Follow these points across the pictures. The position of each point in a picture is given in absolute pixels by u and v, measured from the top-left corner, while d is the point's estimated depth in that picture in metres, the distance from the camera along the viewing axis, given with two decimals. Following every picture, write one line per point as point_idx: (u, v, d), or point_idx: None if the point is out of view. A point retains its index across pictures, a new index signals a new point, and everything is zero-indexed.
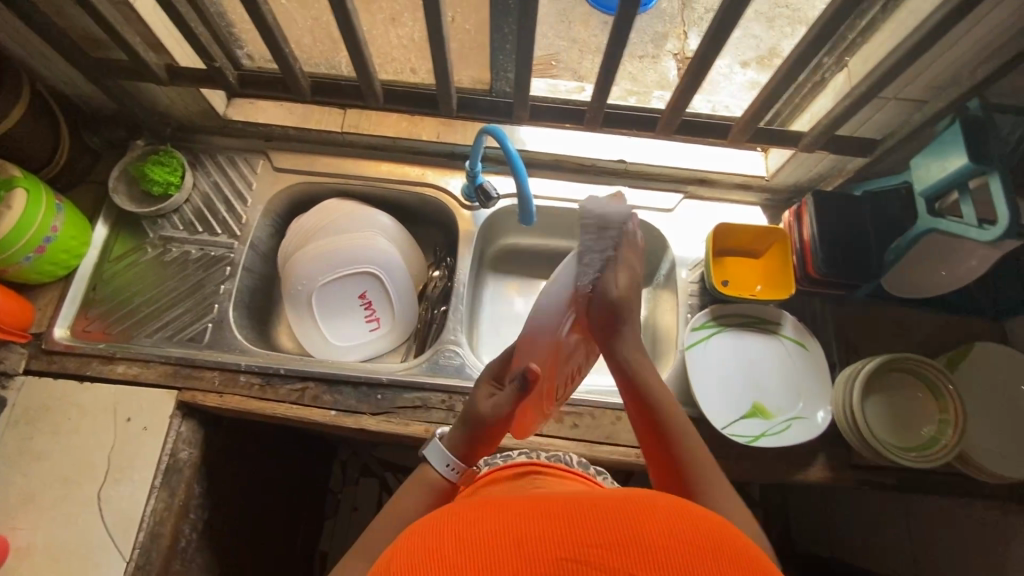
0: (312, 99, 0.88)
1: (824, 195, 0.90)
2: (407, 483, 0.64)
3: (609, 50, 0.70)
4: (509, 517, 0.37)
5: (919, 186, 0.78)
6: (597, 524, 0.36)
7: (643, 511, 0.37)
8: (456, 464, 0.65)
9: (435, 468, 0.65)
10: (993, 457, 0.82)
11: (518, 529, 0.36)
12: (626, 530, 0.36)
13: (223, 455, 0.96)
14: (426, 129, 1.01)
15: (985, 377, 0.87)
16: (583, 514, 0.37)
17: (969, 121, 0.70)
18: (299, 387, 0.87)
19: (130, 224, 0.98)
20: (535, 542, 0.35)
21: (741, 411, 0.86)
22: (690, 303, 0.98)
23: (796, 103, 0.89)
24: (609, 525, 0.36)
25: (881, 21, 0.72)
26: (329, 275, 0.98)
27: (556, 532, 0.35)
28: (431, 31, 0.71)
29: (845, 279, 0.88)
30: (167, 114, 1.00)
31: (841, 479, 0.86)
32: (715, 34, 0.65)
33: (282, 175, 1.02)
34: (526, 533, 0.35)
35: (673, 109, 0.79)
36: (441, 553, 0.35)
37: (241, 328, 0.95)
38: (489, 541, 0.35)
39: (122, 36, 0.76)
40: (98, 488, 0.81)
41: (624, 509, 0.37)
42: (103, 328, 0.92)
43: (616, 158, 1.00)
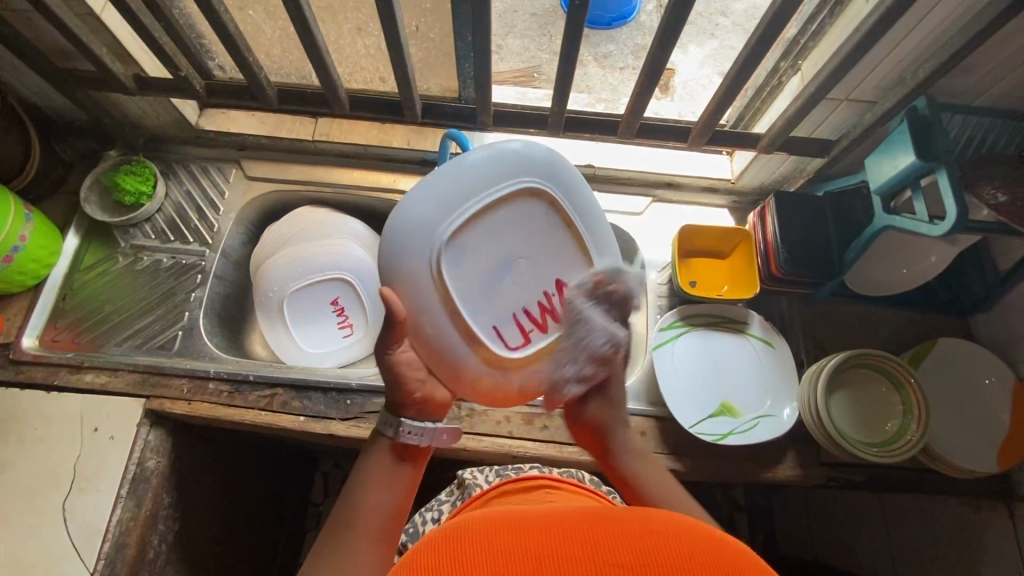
0: (280, 107, 0.90)
1: (785, 196, 0.91)
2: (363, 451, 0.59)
3: (563, 54, 0.72)
4: (532, 536, 0.36)
5: (874, 185, 0.80)
6: (614, 540, 0.35)
7: (667, 534, 0.35)
8: (389, 420, 0.58)
9: (380, 433, 0.58)
10: (958, 451, 0.82)
11: (539, 547, 0.35)
12: (646, 549, 0.34)
13: (193, 464, 0.94)
14: (397, 136, 1.02)
15: (948, 373, 0.88)
16: (603, 530, 0.36)
17: (916, 120, 0.72)
18: (268, 392, 0.87)
19: (102, 234, 0.99)
20: (553, 557, 0.34)
21: (709, 410, 0.87)
22: (660, 304, 0.99)
23: (756, 107, 0.91)
24: (630, 545, 0.34)
25: (828, 25, 0.74)
26: (301, 282, 0.98)
27: (577, 548, 0.34)
28: (391, 38, 0.73)
29: (808, 278, 0.88)
30: (139, 125, 1.01)
31: (811, 477, 0.86)
32: (663, 37, 0.67)
33: (254, 184, 1.03)
34: (545, 550, 0.35)
35: (632, 112, 0.81)
36: (463, 556, 0.35)
37: (211, 335, 0.95)
38: (506, 551, 0.35)
39: (88, 46, 0.77)
40: (62, 499, 0.80)
41: (649, 531, 0.36)
42: (72, 337, 0.92)
43: (585, 163, 1.02)
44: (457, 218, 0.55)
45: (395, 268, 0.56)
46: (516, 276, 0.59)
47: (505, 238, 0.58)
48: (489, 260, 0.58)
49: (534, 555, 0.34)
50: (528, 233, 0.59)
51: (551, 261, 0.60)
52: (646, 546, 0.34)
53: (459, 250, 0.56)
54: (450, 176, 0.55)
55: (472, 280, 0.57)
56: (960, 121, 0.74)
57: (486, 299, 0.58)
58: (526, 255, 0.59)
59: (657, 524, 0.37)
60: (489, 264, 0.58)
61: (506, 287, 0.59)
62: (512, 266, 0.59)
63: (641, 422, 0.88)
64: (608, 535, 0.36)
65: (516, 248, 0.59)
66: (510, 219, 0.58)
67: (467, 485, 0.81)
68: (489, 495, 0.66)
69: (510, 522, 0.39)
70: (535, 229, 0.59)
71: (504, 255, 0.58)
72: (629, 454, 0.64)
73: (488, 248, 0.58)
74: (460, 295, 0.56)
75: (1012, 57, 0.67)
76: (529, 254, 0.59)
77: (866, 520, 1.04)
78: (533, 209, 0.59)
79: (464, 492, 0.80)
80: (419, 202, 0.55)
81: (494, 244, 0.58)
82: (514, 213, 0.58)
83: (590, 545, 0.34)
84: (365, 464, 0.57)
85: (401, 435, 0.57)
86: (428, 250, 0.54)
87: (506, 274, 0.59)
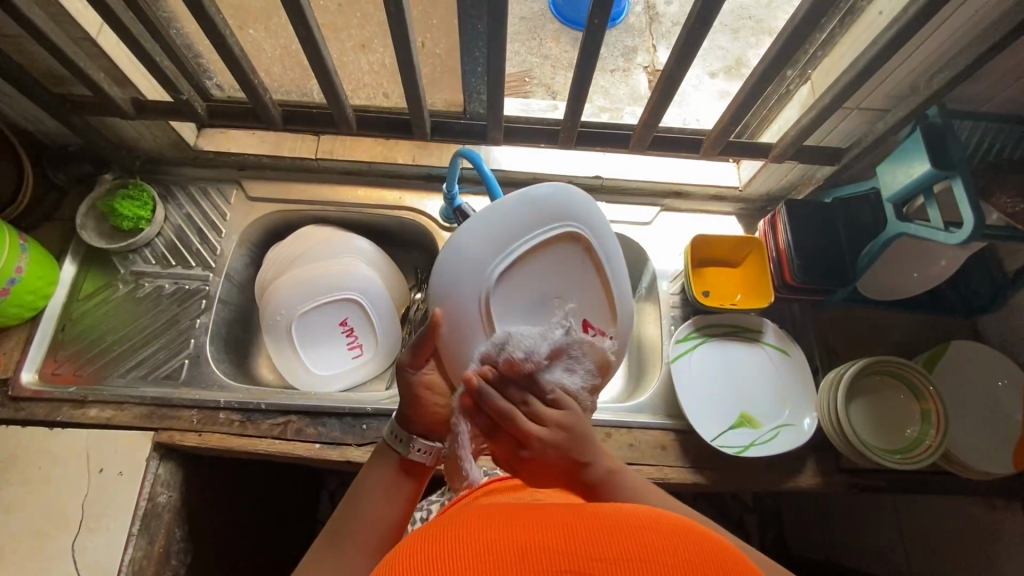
0: (284, 127, 0.88)
1: (796, 204, 0.91)
2: (370, 460, 0.57)
3: (579, 70, 0.71)
4: (516, 528, 0.37)
5: (887, 193, 0.80)
6: (599, 534, 0.36)
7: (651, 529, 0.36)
8: (401, 434, 0.56)
9: (388, 445, 0.57)
10: (977, 454, 0.83)
11: (523, 541, 0.35)
12: (631, 547, 0.34)
13: (202, 495, 0.92)
14: (401, 152, 1.01)
15: (962, 376, 0.89)
16: (587, 521, 0.37)
17: (931, 129, 0.72)
18: (281, 420, 0.85)
19: (100, 261, 0.96)
20: (539, 553, 0.34)
21: (729, 422, 0.87)
22: (673, 315, 0.98)
23: (764, 115, 0.91)
24: (616, 542, 0.35)
25: (839, 35, 0.74)
26: (309, 304, 0.96)
27: (563, 543, 0.35)
28: (401, 57, 0.71)
29: (822, 285, 0.88)
30: (135, 147, 0.98)
31: (831, 484, 0.86)
32: (680, 52, 0.66)
33: (256, 205, 1.01)
34: (530, 545, 0.35)
35: (645, 125, 0.80)
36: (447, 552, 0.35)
37: (218, 362, 0.93)
38: (492, 546, 0.35)
39: (85, 72, 0.74)
40: (70, 541, 0.77)
41: (634, 527, 0.36)
42: (73, 369, 0.89)
43: (592, 174, 1.01)
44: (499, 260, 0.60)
45: (446, 300, 0.62)
46: (550, 309, 0.63)
47: (545, 281, 0.63)
48: (529, 296, 0.62)
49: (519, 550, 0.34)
50: (559, 280, 0.63)
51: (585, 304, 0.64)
52: (632, 543, 0.35)
53: (499, 286, 0.61)
54: (500, 217, 0.61)
55: (509, 311, 0.61)
56: (969, 127, 0.75)
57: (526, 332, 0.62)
58: (564, 297, 0.63)
59: (623, 515, 0.38)
60: (526, 298, 0.62)
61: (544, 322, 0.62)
62: (547, 307, 0.63)
63: (661, 436, 0.87)
64: (589, 527, 0.36)
65: (556, 291, 0.63)
66: (545, 260, 0.62)
67: (455, 485, 0.81)
68: (478, 493, 0.63)
69: (491, 516, 0.39)
70: (572, 272, 0.63)
71: (543, 293, 0.63)
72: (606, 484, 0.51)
73: (529, 287, 0.62)
74: (500, 325, 0.61)
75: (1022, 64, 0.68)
76: (563, 298, 0.63)
77: (879, 521, 1.05)
78: (564, 251, 0.63)
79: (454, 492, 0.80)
80: (472, 238, 0.62)
81: (531, 283, 0.62)
82: (553, 257, 0.62)
83: (575, 540, 0.35)
84: (372, 474, 0.55)
85: (409, 451, 0.55)
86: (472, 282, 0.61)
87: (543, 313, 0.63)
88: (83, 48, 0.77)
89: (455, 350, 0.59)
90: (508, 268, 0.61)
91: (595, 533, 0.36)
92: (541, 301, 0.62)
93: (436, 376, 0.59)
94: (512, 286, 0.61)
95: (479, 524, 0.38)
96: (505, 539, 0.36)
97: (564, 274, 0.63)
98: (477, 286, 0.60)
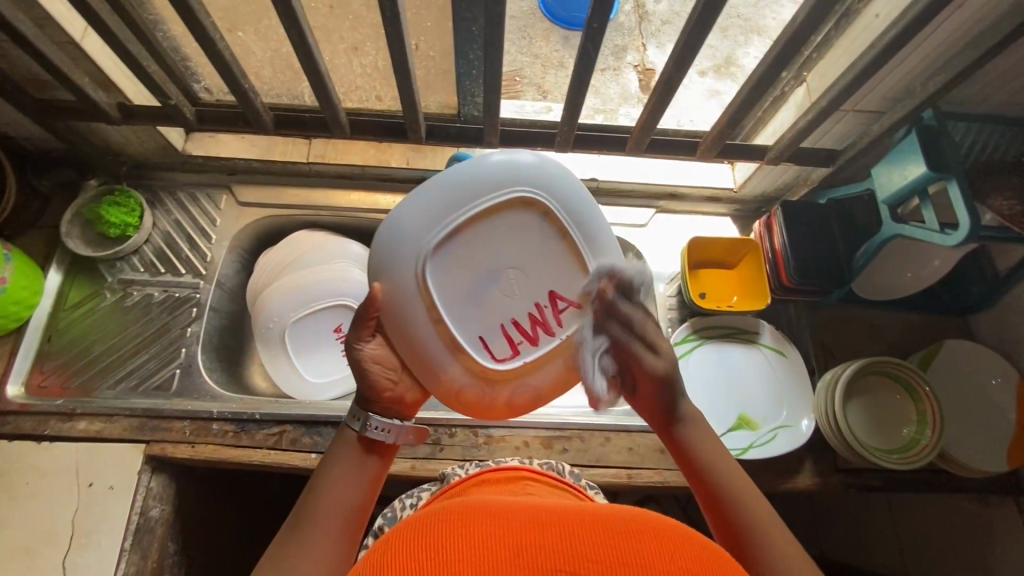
0: (276, 132, 0.86)
1: (792, 206, 0.91)
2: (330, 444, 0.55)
3: (577, 73, 0.70)
4: (515, 525, 0.36)
5: (881, 195, 0.80)
6: (597, 535, 0.35)
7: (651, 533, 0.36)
8: (357, 413, 0.55)
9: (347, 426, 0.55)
10: (971, 453, 0.84)
11: (521, 538, 0.35)
12: (626, 550, 0.34)
13: (195, 506, 0.90)
14: (395, 155, 0.99)
15: (956, 375, 0.89)
16: (585, 523, 0.37)
17: (926, 131, 0.73)
18: (276, 430, 0.84)
19: (87, 269, 0.94)
20: (535, 551, 0.34)
21: (727, 424, 0.87)
22: (670, 317, 0.98)
23: (759, 117, 0.91)
24: (612, 543, 0.34)
25: (835, 37, 0.75)
26: (302, 310, 0.95)
27: (561, 541, 0.35)
28: (396, 60, 0.70)
29: (818, 287, 0.89)
30: (121, 152, 0.96)
31: (830, 485, 0.86)
32: (679, 57, 0.66)
33: (247, 210, 0.99)
34: (527, 542, 0.34)
35: (642, 128, 0.80)
36: (444, 544, 0.35)
37: (210, 371, 0.91)
38: (490, 541, 0.35)
39: (70, 77, 0.72)
40: (61, 558, 0.75)
41: (633, 530, 0.36)
42: (61, 382, 0.86)
43: (587, 176, 1.01)
44: (441, 231, 0.55)
45: (384, 274, 0.56)
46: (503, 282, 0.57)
47: (495, 251, 0.57)
48: (476, 267, 0.57)
49: (515, 548, 0.34)
50: (513, 249, 0.57)
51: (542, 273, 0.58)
52: (629, 547, 0.34)
53: (442, 256, 0.55)
54: (446, 183, 0.55)
55: (454, 284, 0.56)
56: (963, 128, 0.75)
57: (472, 306, 0.57)
58: (519, 268, 0.58)
59: (624, 518, 0.37)
60: (474, 270, 0.57)
61: (497, 296, 0.57)
62: (499, 278, 0.57)
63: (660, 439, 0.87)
64: (586, 528, 0.36)
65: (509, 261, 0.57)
66: (496, 227, 0.57)
67: (447, 477, 0.77)
68: (463, 481, 0.61)
69: (492, 511, 0.39)
70: (526, 238, 0.58)
71: (493, 264, 0.57)
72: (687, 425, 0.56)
73: (476, 256, 0.57)
74: (444, 300, 0.56)
75: (1015, 66, 0.68)
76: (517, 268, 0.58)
77: (875, 519, 1.06)
78: (515, 217, 0.57)
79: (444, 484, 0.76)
80: (412, 207, 0.55)
81: (480, 252, 0.57)
82: (502, 222, 0.57)
83: (573, 540, 0.35)
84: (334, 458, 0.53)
85: (367, 429, 0.54)
86: (414, 258, 0.55)
87: (495, 285, 0.57)
88: (67, 52, 0.75)
89: (398, 323, 0.56)
90: (451, 236, 0.55)
91: (591, 535, 0.35)
92: (490, 272, 0.57)
93: (383, 350, 0.57)
94: (460, 257, 0.56)
95: (474, 519, 0.37)
96: (499, 537, 0.35)
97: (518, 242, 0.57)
98: (418, 258, 0.54)
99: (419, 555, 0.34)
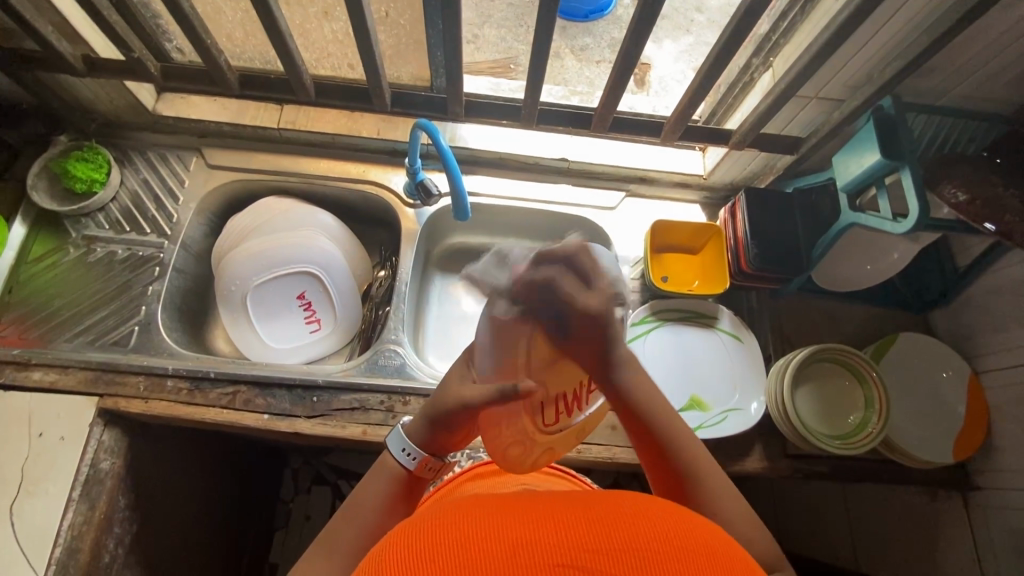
0: (242, 93, 0.86)
1: (755, 193, 0.92)
2: (371, 472, 0.58)
3: (537, 43, 0.70)
4: (507, 520, 0.36)
5: (841, 182, 0.81)
6: (593, 525, 0.35)
7: (641, 516, 0.37)
8: (414, 451, 0.56)
9: (394, 457, 0.57)
10: (913, 443, 0.85)
11: (513, 535, 0.34)
12: (620, 539, 0.34)
13: (150, 465, 0.91)
14: (366, 125, 1.00)
15: (906, 366, 0.90)
16: (579, 513, 0.37)
17: (881, 120, 0.73)
18: (231, 390, 0.84)
19: (52, 224, 0.94)
20: (530, 546, 0.33)
21: (679, 405, 0.87)
22: (632, 300, 0.99)
23: (729, 102, 0.91)
24: (606, 531, 0.35)
25: (799, 22, 0.75)
26: (265, 275, 0.95)
27: (555, 531, 0.35)
28: (356, 23, 0.70)
29: (777, 273, 0.89)
30: (91, 109, 0.96)
31: (777, 469, 0.87)
32: (637, 27, 0.66)
33: (216, 173, 0.99)
34: (521, 539, 0.34)
35: (605, 106, 0.80)
36: (438, 545, 0.34)
37: (170, 330, 0.92)
38: (481, 537, 0.34)
39: (32, 25, 0.72)
40: (9, 504, 0.76)
41: (624, 515, 0.37)
42: (19, 333, 0.87)
43: (559, 156, 1.01)
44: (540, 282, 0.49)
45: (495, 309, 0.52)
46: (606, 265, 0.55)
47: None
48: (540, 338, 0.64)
49: (507, 543, 0.34)
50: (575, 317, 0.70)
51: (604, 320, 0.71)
52: (621, 533, 0.35)
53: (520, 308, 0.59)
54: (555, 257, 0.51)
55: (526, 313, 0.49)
56: (923, 122, 0.76)
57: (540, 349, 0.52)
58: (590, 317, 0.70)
59: (617, 506, 0.38)
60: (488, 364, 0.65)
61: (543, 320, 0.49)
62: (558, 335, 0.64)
63: (612, 417, 0.88)
64: (578, 517, 0.36)
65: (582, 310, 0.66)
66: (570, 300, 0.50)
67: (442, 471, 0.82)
68: (462, 476, 0.64)
69: (478, 505, 0.38)
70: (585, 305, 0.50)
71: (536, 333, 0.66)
72: (626, 368, 0.54)
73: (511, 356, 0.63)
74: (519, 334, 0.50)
75: (971, 59, 0.69)
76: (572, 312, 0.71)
77: (829, 510, 1.06)
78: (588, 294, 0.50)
79: None
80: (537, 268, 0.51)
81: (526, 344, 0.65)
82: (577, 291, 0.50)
83: (567, 531, 0.35)
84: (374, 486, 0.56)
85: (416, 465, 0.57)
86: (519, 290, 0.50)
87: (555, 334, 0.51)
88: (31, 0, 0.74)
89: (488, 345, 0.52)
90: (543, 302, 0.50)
91: (581, 522, 0.36)
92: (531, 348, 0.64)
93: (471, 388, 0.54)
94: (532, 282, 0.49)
95: (462, 516, 0.36)
96: (490, 532, 0.34)
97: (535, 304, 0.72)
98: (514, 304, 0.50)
99: (408, 557, 0.33)
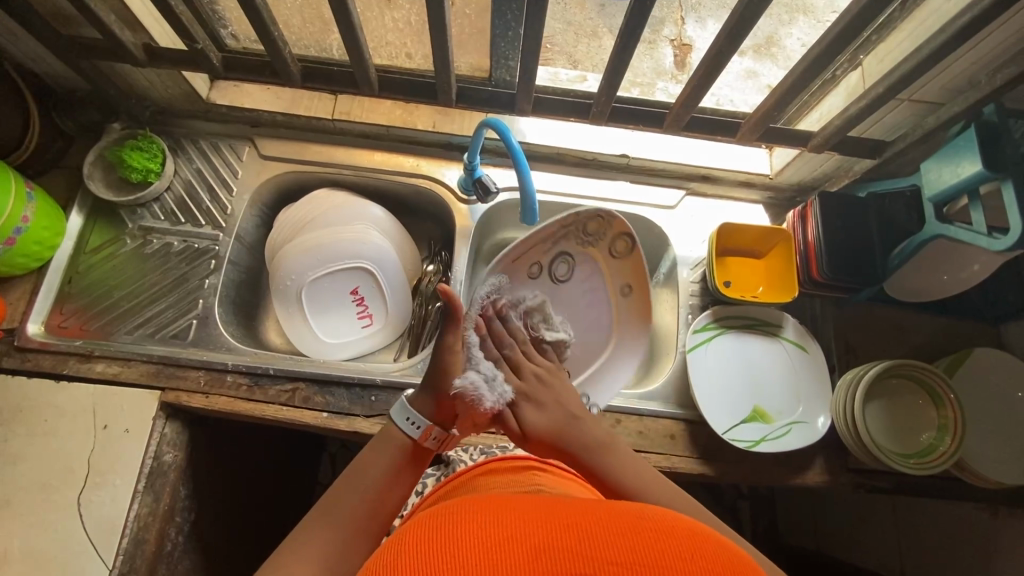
0: (302, 84, 0.83)
1: (830, 197, 0.87)
2: (372, 442, 0.61)
3: (621, 40, 0.66)
4: (525, 525, 0.35)
5: (928, 192, 0.77)
6: (612, 536, 0.34)
7: (663, 533, 0.35)
8: (419, 421, 0.61)
9: (399, 427, 0.61)
10: (989, 463, 0.82)
11: (532, 539, 0.34)
12: (642, 551, 0.33)
13: (207, 454, 0.92)
14: (421, 118, 0.97)
15: (981, 382, 0.87)
16: (600, 523, 0.36)
17: (985, 128, 0.68)
18: (289, 387, 0.84)
19: (108, 214, 0.93)
20: (551, 552, 0.33)
21: (741, 416, 0.86)
22: (691, 304, 0.96)
23: (806, 100, 0.87)
24: (627, 544, 0.34)
25: (900, 19, 0.70)
26: (320, 271, 0.94)
27: (572, 539, 0.34)
28: (432, 16, 0.66)
29: (849, 283, 0.86)
30: (144, 97, 0.94)
31: (839, 483, 0.85)
32: (734, 25, 0.61)
33: (268, 164, 0.98)
34: (540, 543, 0.34)
35: (683, 105, 0.76)
36: (457, 552, 0.33)
37: (226, 325, 0.92)
38: (508, 540, 0.34)
39: (97, 14, 0.70)
40: (77, 494, 0.77)
41: (646, 531, 0.35)
42: (80, 323, 0.87)
43: (619, 152, 0.97)
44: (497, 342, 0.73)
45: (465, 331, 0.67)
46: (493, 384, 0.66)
47: (574, 284, 0.83)
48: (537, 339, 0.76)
49: (531, 548, 0.33)
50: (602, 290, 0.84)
51: (643, 279, 0.82)
52: (646, 547, 0.34)
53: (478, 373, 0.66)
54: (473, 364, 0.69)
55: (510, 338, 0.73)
56: None
57: None
58: (620, 288, 0.84)
59: (641, 520, 0.37)
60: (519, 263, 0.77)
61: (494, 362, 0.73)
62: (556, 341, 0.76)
63: (671, 425, 0.86)
64: (600, 527, 0.35)
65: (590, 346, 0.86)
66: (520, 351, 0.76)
67: (453, 463, 0.80)
68: (476, 470, 0.63)
69: (499, 509, 0.38)
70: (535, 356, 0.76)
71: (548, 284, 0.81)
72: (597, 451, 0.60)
73: (517, 282, 0.78)
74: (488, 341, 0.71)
75: None
76: (620, 246, 0.80)
77: (877, 519, 1.05)
78: None
79: (450, 468, 0.79)
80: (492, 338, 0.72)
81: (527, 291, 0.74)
82: None
83: (582, 541, 0.34)
84: (374, 457, 0.60)
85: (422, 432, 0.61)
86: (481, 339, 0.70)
87: None
88: None
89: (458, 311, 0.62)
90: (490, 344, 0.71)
91: (602, 531, 0.35)
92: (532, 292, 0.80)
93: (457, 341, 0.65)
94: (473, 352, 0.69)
95: (485, 520, 0.36)
96: (516, 537, 0.34)
97: (606, 223, 0.78)
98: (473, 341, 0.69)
99: (433, 558, 0.33)
